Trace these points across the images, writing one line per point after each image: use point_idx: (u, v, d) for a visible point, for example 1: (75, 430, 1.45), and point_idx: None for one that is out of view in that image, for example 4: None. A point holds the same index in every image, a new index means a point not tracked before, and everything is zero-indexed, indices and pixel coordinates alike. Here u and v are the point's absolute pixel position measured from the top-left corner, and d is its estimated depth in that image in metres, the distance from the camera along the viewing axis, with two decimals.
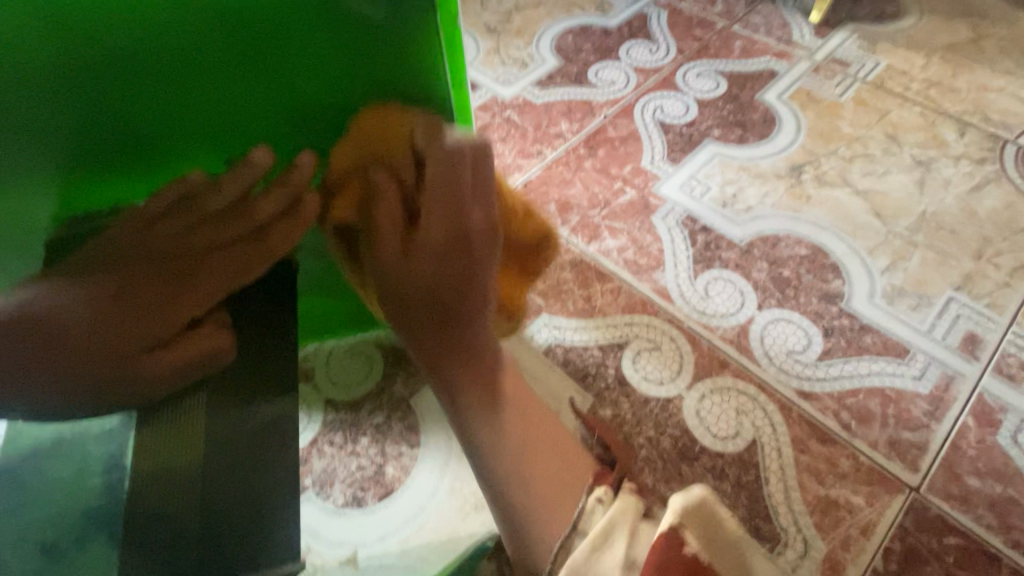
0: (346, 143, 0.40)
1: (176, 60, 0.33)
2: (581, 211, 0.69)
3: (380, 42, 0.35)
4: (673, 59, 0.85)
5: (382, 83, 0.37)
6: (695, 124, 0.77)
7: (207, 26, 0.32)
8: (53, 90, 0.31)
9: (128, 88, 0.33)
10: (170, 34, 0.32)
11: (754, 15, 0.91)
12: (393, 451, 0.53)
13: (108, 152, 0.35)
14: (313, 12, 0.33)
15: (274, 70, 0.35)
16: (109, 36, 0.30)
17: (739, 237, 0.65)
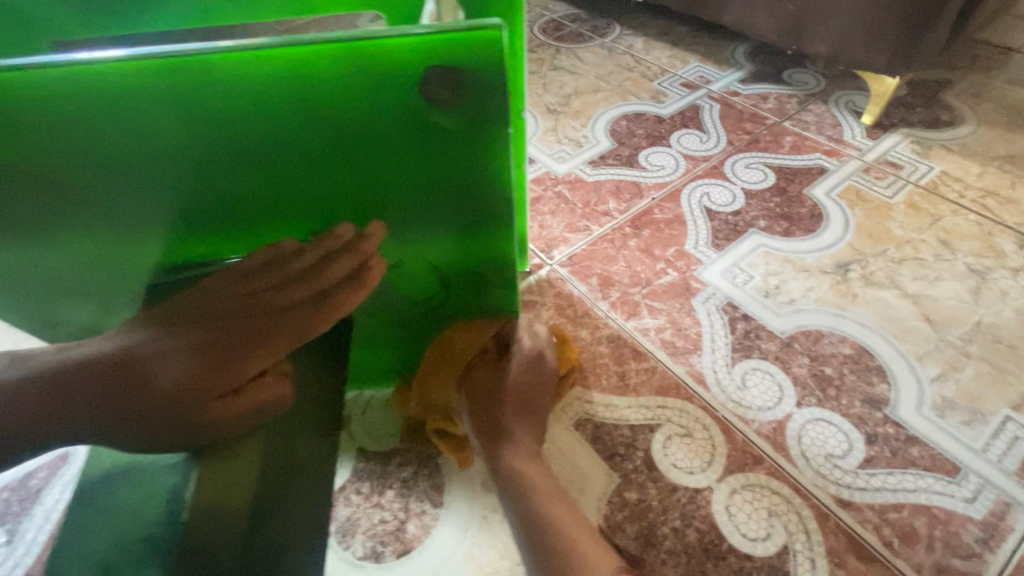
0: (411, 219, 0.44)
1: (277, 150, 0.38)
2: (622, 287, 0.71)
3: (453, 141, 0.38)
4: (723, 149, 0.89)
5: (451, 176, 0.41)
6: (741, 213, 0.79)
7: (305, 116, 0.36)
8: (181, 165, 0.38)
9: (236, 169, 0.39)
10: (274, 126, 0.36)
11: (806, 113, 0.95)
12: (416, 508, 0.54)
13: (211, 213, 0.42)
14: (402, 121, 0.37)
15: (356, 157, 0.39)
16: (230, 128, 0.36)
17: (780, 329, 0.65)
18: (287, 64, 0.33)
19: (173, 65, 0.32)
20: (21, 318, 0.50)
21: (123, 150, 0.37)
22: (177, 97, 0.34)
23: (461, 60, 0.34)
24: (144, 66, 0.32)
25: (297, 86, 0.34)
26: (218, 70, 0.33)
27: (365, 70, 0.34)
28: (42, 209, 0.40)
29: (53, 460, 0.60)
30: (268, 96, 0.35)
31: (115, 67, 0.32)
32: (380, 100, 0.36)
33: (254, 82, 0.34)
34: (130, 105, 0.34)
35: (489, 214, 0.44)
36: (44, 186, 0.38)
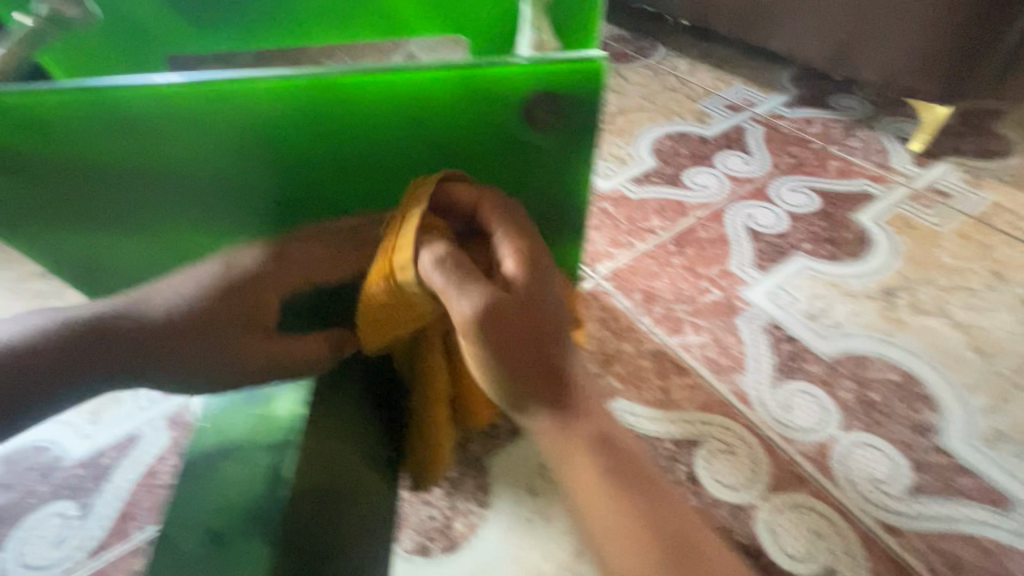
0: None
1: (395, 155, 0.45)
2: (665, 303, 0.72)
3: (542, 153, 0.46)
4: (767, 172, 0.90)
5: (530, 187, 0.49)
6: (785, 235, 0.80)
7: (430, 129, 0.44)
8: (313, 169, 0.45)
9: (357, 175, 0.46)
10: (402, 136, 0.44)
11: (852, 139, 0.95)
12: (463, 507, 0.56)
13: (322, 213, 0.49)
14: (507, 136, 0.45)
15: (459, 165, 0.47)
16: (365, 137, 0.44)
17: (825, 352, 0.66)
18: (424, 85, 0.40)
19: (333, 83, 0.39)
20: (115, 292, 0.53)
21: (270, 153, 0.44)
22: (327, 108, 0.41)
23: (565, 90, 0.41)
24: (308, 83, 0.39)
25: (427, 102, 0.41)
26: (367, 89, 0.40)
27: (492, 96, 0.41)
28: (184, 199, 0.46)
29: (122, 441, 0.64)
30: (408, 112, 0.42)
31: (284, 83, 0.39)
32: (491, 117, 0.43)
33: (401, 99, 0.41)
34: (287, 114, 0.41)
35: (556, 216, 0.52)
36: (197, 177, 0.45)
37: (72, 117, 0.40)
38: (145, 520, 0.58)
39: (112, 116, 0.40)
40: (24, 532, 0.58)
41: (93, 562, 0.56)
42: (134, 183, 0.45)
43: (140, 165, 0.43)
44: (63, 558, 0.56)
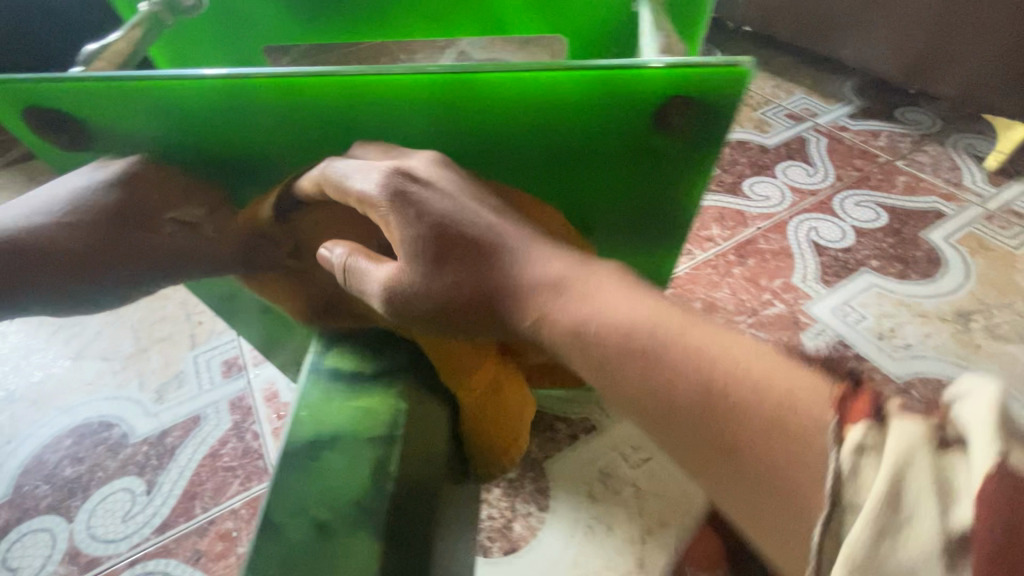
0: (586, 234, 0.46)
1: (487, 162, 0.40)
2: (727, 314, 0.71)
3: (658, 164, 0.39)
4: (831, 185, 0.88)
5: (637, 199, 0.43)
6: (851, 250, 0.78)
7: (530, 136, 0.37)
8: None
9: None
10: (498, 143, 0.38)
11: (920, 154, 0.92)
12: (523, 509, 0.56)
13: None
14: (621, 146, 0.38)
15: (560, 175, 0.41)
16: (454, 141, 0.38)
17: (895, 374, 0.64)
18: (536, 86, 0.34)
19: (434, 79, 0.33)
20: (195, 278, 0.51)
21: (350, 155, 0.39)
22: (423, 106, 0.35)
23: (703, 94, 0.34)
24: (406, 77, 0.33)
25: (536, 104, 0.35)
26: (472, 87, 0.34)
27: (609, 100, 0.34)
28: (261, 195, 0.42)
29: (186, 422, 0.66)
30: (509, 116, 0.36)
31: (379, 78, 0.33)
32: (608, 122, 0.36)
33: (501, 100, 0.35)
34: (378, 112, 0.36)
35: (661, 232, 0.46)
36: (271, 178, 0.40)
37: (150, 106, 0.35)
38: (208, 502, 0.59)
39: (192, 108, 0.35)
40: (93, 505, 0.59)
41: (158, 538, 0.57)
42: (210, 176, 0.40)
43: (219, 157, 0.39)
44: (131, 532, 0.57)
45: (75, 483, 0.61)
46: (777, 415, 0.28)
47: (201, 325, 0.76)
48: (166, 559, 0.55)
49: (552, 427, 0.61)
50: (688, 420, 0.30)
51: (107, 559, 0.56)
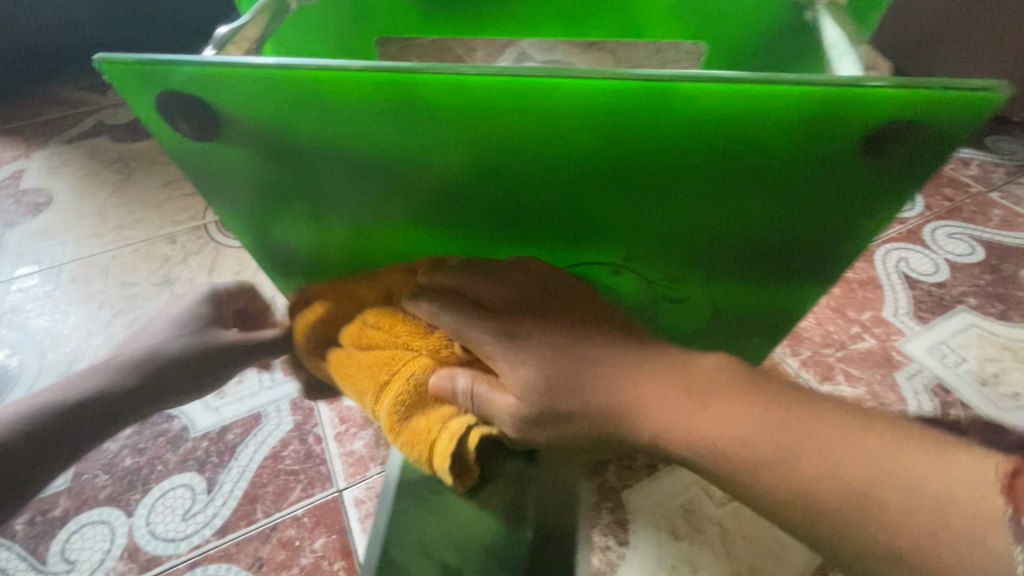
0: (725, 262, 0.41)
1: (639, 179, 0.35)
2: (813, 345, 0.67)
3: (844, 193, 0.34)
4: (920, 213, 0.83)
5: (799, 228, 0.37)
6: (945, 286, 0.73)
7: (698, 154, 0.33)
8: (533, 183, 0.35)
9: (584, 196, 0.36)
10: (659, 159, 0.33)
11: (1016, 186, 0.86)
12: (601, 541, 0.53)
13: (528, 225, 0.40)
14: (804, 169, 0.33)
15: (719, 197, 0.36)
16: (607, 155, 0.33)
17: (1002, 426, 0.60)
18: (726, 101, 0.29)
19: (611, 88, 0.29)
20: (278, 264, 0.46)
21: (484, 163, 0.34)
22: (587, 117, 0.31)
23: (935, 117, 0.29)
24: (578, 85, 0.29)
25: (718, 120, 0.30)
26: (652, 98, 0.29)
27: (811, 114, 0.29)
28: (377, 195, 0.37)
29: (246, 419, 0.63)
30: (684, 129, 0.31)
31: (549, 83, 0.29)
32: (794, 146, 0.31)
33: (681, 111, 0.30)
34: (533, 121, 0.31)
35: (818, 267, 0.41)
36: (391, 182, 0.36)
37: (283, 97, 0.30)
38: (269, 506, 0.56)
39: (327, 102, 0.30)
40: (152, 500, 0.57)
41: (219, 541, 0.55)
42: (327, 174, 0.36)
43: (340, 157, 0.34)
44: (192, 532, 0.55)
45: (135, 475, 0.59)
46: (936, 503, 0.29)
47: None
48: (227, 565, 0.53)
49: (629, 454, 0.58)
50: (838, 510, 0.31)
51: (167, 559, 0.54)
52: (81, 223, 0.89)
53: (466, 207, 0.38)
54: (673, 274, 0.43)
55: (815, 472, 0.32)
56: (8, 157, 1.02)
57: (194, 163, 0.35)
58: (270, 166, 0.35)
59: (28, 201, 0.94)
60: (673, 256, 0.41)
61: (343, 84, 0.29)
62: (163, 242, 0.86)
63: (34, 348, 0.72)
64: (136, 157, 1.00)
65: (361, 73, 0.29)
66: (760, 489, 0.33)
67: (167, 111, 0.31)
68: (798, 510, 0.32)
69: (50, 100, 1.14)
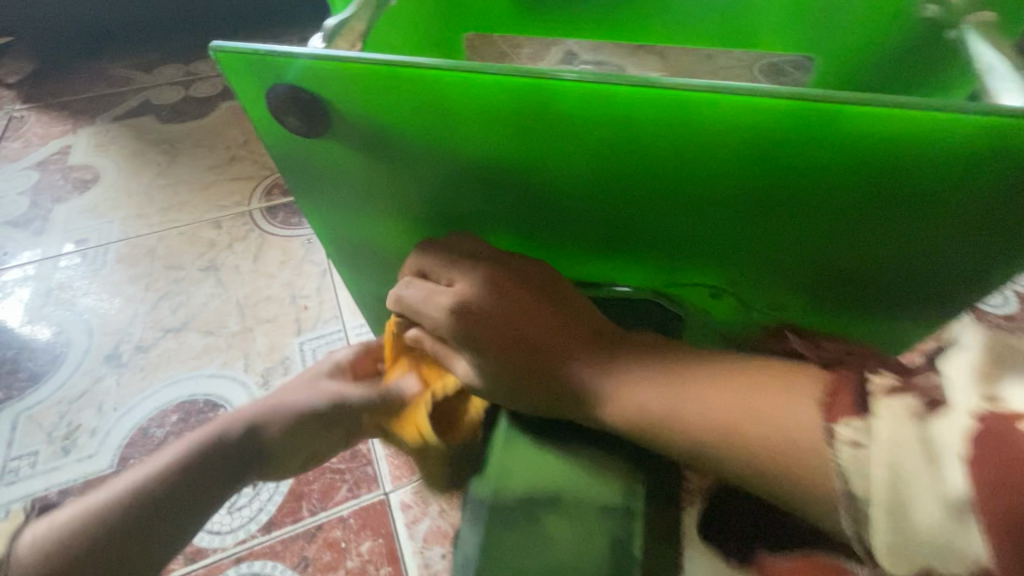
0: (830, 288, 0.38)
1: (746, 195, 0.33)
2: None
3: (980, 220, 0.31)
4: None
5: (922, 255, 0.34)
6: None
7: (815, 170, 0.31)
8: (634, 190, 0.34)
9: (686, 208, 0.34)
10: (771, 174, 0.31)
11: None
12: None
13: (621, 238, 0.38)
14: (936, 191, 0.30)
15: (832, 219, 0.33)
16: (719, 166, 0.31)
17: None
18: (850, 121, 0.28)
19: (729, 100, 0.27)
20: (354, 266, 0.45)
21: (586, 165, 0.33)
22: (698, 130, 0.29)
23: None
24: (695, 96, 0.27)
25: (842, 136, 0.28)
26: (770, 114, 0.28)
27: (952, 132, 0.27)
28: (459, 197, 0.36)
29: None
30: (802, 143, 0.29)
31: (663, 93, 0.28)
32: (918, 173, 0.29)
33: (802, 124, 0.28)
34: (638, 131, 0.30)
35: (939, 297, 0.37)
36: (487, 182, 0.35)
37: (389, 94, 0.30)
38: (315, 504, 0.55)
39: (431, 100, 0.30)
40: None
41: (265, 537, 0.54)
42: (421, 173, 0.35)
43: (434, 158, 0.33)
44: (236, 526, 0.55)
45: None
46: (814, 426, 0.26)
47: (307, 310, 0.73)
48: (272, 562, 0.53)
49: None
50: (768, 465, 0.27)
51: (212, 552, 0.53)
52: (128, 202, 0.89)
53: (562, 211, 0.36)
54: (773, 301, 0.40)
55: (707, 419, 0.29)
56: (57, 132, 1.02)
57: (291, 161, 0.35)
58: (366, 161, 0.34)
59: (76, 177, 0.94)
60: (772, 281, 0.38)
61: (450, 83, 0.29)
62: (208, 225, 0.85)
63: (81, 326, 0.72)
64: (183, 139, 0.99)
65: (471, 72, 0.28)
66: (679, 446, 0.30)
67: (277, 107, 0.31)
68: (733, 459, 0.28)
69: (98, 76, 1.13)
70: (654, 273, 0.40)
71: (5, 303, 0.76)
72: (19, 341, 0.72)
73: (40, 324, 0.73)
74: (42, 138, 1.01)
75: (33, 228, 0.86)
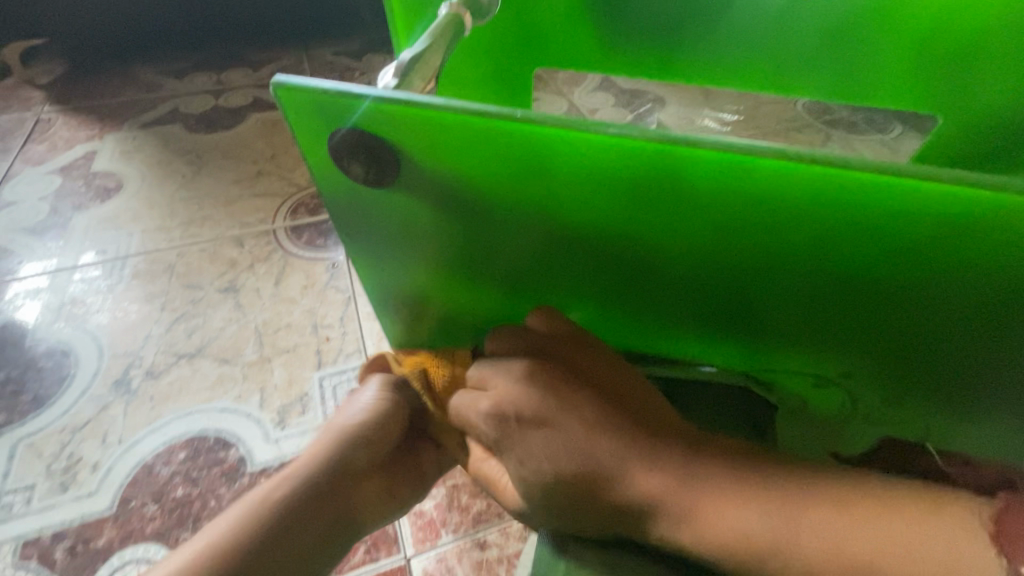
0: (945, 389, 0.32)
1: (858, 282, 0.28)
2: None
3: None
4: None
5: None
6: None
7: (949, 261, 0.25)
8: (723, 265, 0.29)
9: (782, 288, 0.29)
10: (893, 263, 0.26)
11: None
12: None
13: (701, 312, 0.33)
14: None
15: (964, 316, 0.28)
16: (828, 248, 0.26)
17: None
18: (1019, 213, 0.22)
19: (865, 179, 0.23)
20: (404, 318, 0.41)
21: (668, 235, 0.28)
22: (825, 211, 0.25)
23: None
24: (824, 171, 0.23)
25: (993, 224, 0.23)
26: (919, 198, 0.23)
27: None
28: (523, 258, 0.32)
29: None
30: (939, 229, 0.24)
31: (772, 164, 0.23)
32: None
33: (944, 208, 0.23)
34: (742, 204, 0.25)
35: None
36: (555, 245, 0.30)
37: (458, 146, 0.26)
38: None
39: (506, 156, 0.26)
40: None
41: None
42: (482, 230, 0.30)
43: (503, 216, 0.29)
44: None
45: (186, 509, 0.55)
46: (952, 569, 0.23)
47: (329, 342, 0.68)
48: None
49: None
50: None
51: None
52: (149, 214, 0.86)
53: (636, 280, 0.32)
54: (871, 396, 0.34)
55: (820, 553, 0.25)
56: (83, 136, 1.00)
57: (344, 214, 0.32)
58: (423, 214, 0.30)
59: (98, 185, 0.91)
60: (873, 374, 0.33)
61: (531, 139, 0.24)
62: (230, 243, 0.81)
63: (91, 346, 0.68)
64: (209, 150, 0.96)
65: (557, 129, 0.24)
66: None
67: (339, 153, 0.27)
68: None
69: (130, 81, 1.12)
70: (735, 350, 0.35)
71: (15, 315, 0.73)
72: (25, 359, 0.68)
73: (48, 342, 0.69)
74: (68, 141, 0.99)
75: (50, 236, 0.83)
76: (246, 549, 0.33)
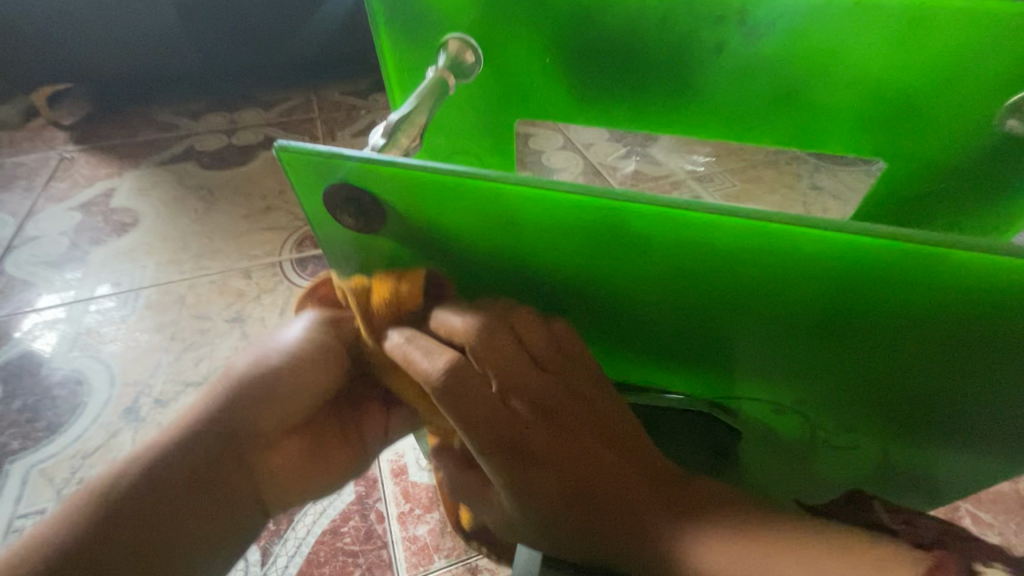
0: (895, 409, 0.35)
1: (802, 314, 0.31)
2: None
3: None
4: None
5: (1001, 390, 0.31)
6: None
7: (878, 299, 0.28)
8: (683, 299, 0.33)
9: (737, 318, 0.33)
10: (830, 299, 0.29)
11: None
12: None
13: (671, 336, 0.36)
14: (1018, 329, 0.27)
15: (898, 345, 0.30)
16: (772, 287, 0.30)
17: None
18: (929, 260, 0.25)
19: (791, 233, 0.26)
20: None
21: (632, 274, 0.32)
22: (763, 257, 0.28)
23: None
24: (755, 226, 0.26)
25: (908, 270, 0.26)
26: (840, 248, 0.26)
27: None
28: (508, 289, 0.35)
29: None
30: (863, 273, 0.27)
31: (711, 219, 0.26)
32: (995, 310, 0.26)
33: (863, 256, 0.26)
34: (690, 251, 0.29)
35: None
36: (536, 279, 0.34)
37: (439, 201, 0.29)
38: None
39: (481, 209, 0.29)
40: None
41: None
42: (469, 265, 0.34)
43: (483, 256, 0.33)
44: None
45: None
46: None
47: None
48: None
49: None
50: None
51: None
52: (162, 247, 0.90)
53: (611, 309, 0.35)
54: (831, 413, 0.37)
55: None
56: (102, 174, 1.05)
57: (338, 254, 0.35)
58: (412, 254, 0.33)
59: (115, 220, 0.96)
60: (830, 393, 0.36)
61: (502, 198, 0.28)
62: (238, 274, 0.85)
63: (104, 375, 0.72)
64: (221, 186, 1.01)
65: (523, 187, 0.27)
66: None
67: (334, 205, 0.30)
68: None
69: (148, 122, 1.18)
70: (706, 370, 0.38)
71: (33, 345, 0.76)
72: (40, 388, 0.71)
73: (63, 371, 0.73)
74: (88, 179, 1.04)
75: (68, 270, 0.87)
76: (157, 474, 0.38)
